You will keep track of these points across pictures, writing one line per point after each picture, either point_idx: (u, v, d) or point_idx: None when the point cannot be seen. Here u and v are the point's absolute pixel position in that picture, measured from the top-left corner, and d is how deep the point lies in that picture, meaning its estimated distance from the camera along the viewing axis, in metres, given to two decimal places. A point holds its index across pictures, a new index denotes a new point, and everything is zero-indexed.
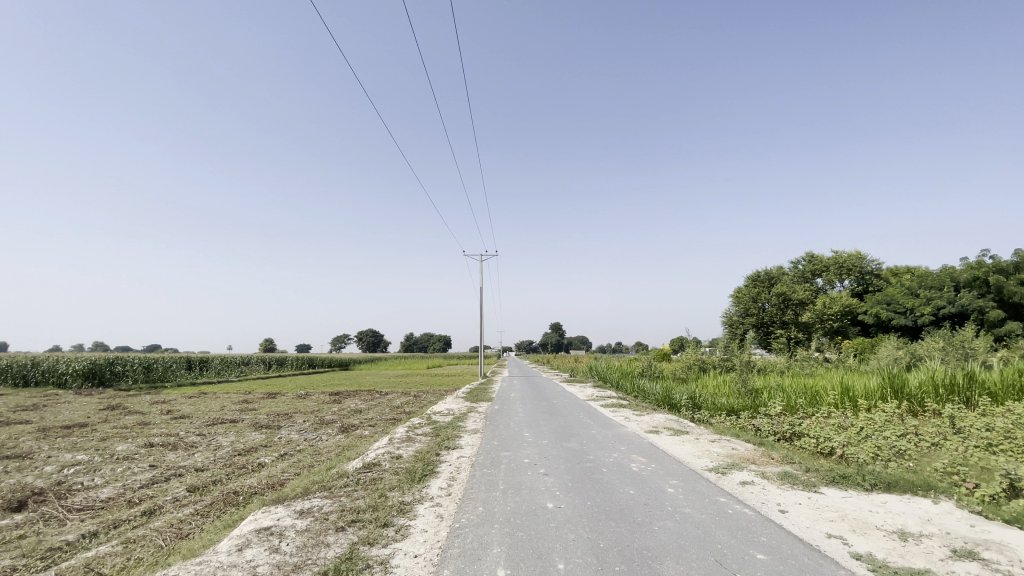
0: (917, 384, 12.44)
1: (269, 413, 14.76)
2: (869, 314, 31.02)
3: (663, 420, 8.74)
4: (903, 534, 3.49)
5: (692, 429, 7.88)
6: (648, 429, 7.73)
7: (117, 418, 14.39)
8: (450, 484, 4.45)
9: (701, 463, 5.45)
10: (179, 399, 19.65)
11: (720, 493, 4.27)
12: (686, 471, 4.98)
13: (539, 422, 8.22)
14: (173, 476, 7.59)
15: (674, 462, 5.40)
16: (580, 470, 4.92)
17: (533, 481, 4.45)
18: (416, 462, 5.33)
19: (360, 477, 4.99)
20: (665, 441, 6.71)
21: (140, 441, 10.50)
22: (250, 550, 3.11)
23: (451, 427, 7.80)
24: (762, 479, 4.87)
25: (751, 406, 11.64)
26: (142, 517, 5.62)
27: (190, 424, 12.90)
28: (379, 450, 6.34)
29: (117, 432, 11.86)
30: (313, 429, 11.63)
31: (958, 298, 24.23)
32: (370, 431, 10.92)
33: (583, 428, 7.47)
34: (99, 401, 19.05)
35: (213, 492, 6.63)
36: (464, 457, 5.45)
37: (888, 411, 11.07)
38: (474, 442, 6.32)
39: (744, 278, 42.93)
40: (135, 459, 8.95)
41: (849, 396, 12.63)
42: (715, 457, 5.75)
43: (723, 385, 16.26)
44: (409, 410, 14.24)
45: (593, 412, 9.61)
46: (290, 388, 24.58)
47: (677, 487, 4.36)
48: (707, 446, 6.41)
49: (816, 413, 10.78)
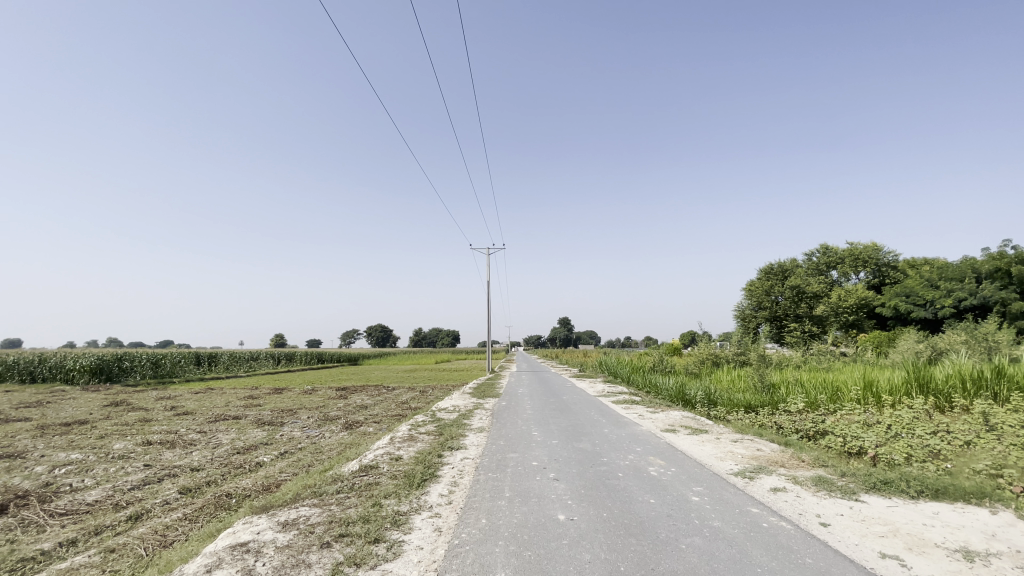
0: (943, 378, 11.84)
1: (273, 410, 14.52)
2: (887, 307, 30.14)
3: (679, 417, 8.33)
4: (968, 554, 3.01)
5: (711, 427, 7.42)
6: (664, 428, 7.27)
7: (120, 415, 14.22)
8: (451, 491, 4.04)
9: (726, 467, 4.99)
10: (184, 395, 19.61)
11: (751, 502, 3.83)
12: (710, 477, 4.53)
13: (548, 420, 7.76)
14: (166, 477, 7.34)
15: (696, 465, 4.96)
16: (593, 475, 4.50)
17: (542, 488, 4.05)
18: (416, 465, 4.92)
19: (355, 481, 4.60)
20: (684, 441, 6.24)
21: (139, 439, 10.32)
22: (219, 572, 2.74)
23: (456, 425, 7.42)
24: (796, 485, 4.40)
25: (769, 403, 11.16)
26: (125, 523, 5.48)
27: (191, 421, 12.67)
28: (378, 450, 5.95)
29: (117, 429, 11.72)
30: (317, 426, 11.36)
31: (979, 289, 23.37)
32: (374, 428, 10.61)
33: (595, 427, 7.03)
34: (104, 397, 19.05)
35: (205, 494, 6.35)
36: (468, 459, 5.05)
37: (915, 408, 10.50)
38: (479, 443, 5.92)
39: (757, 271, 42.13)
40: (131, 458, 8.73)
41: (872, 391, 12.10)
42: (739, 460, 5.29)
43: (739, 380, 15.74)
44: (414, 407, 13.87)
45: (605, 409, 9.16)
46: (296, 383, 24.41)
47: (703, 495, 3.92)
48: (729, 447, 5.94)
49: (837, 410, 10.28)
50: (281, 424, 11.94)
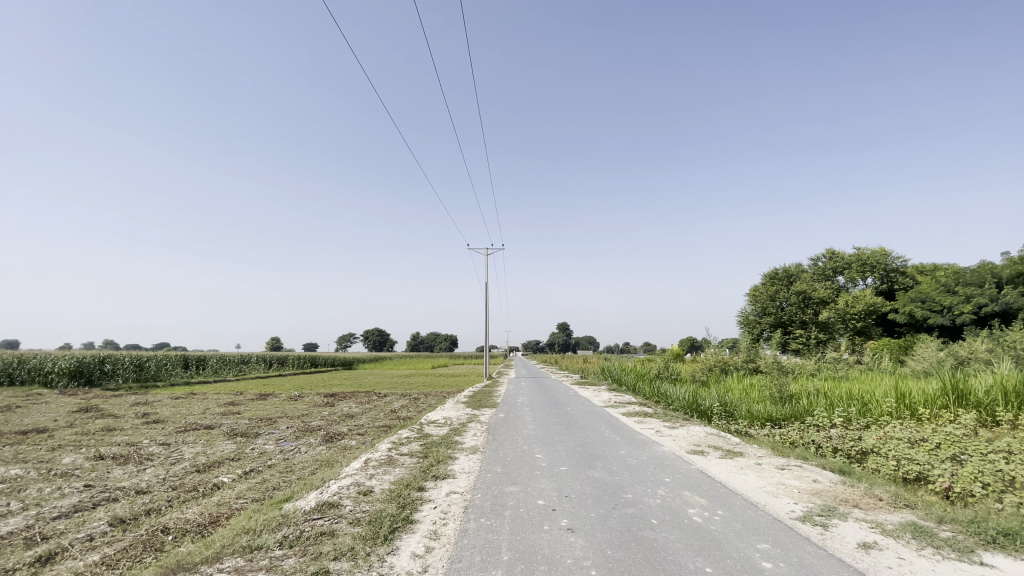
0: (983, 390, 10.72)
1: (251, 418, 13.37)
2: (902, 312, 28.97)
3: (703, 435, 7.23)
4: None
5: (744, 448, 6.33)
6: (690, 448, 6.18)
7: (84, 422, 13.04)
8: (429, 549, 2.95)
9: (785, 508, 3.87)
10: (163, 401, 18.39)
11: (850, 572, 2.76)
12: (775, 526, 3.45)
13: (552, 438, 6.65)
14: (104, 503, 6.22)
15: (746, 505, 3.87)
16: (619, 522, 3.40)
17: (553, 545, 2.97)
18: (388, 505, 3.81)
19: (304, 528, 3.48)
20: (718, 468, 5.13)
21: (91, 452, 9.16)
22: None
23: (444, 443, 6.31)
24: (888, 540, 3.36)
25: (796, 417, 10.08)
26: (27, 567, 4.36)
27: (158, 430, 11.54)
28: (345, 478, 4.84)
29: (74, 440, 10.52)
30: (295, 438, 10.24)
31: (1001, 295, 22.26)
32: (358, 442, 9.53)
33: (608, 448, 5.93)
34: (76, 401, 17.80)
35: (140, 529, 5.25)
36: (456, 497, 3.95)
37: (960, 424, 9.37)
38: (470, 470, 4.82)
39: (762, 276, 40.73)
40: (73, 476, 7.59)
41: (905, 403, 11.02)
42: (799, 496, 4.19)
43: (754, 390, 14.60)
44: (405, 417, 12.74)
45: (616, 424, 8.06)
46: (285, 389, 23.24)
47: (778, 560, 2.84)
48: (777, 476, 4.84)
49: (874, 426, 9.20)
50: (257, 435, 10.80)
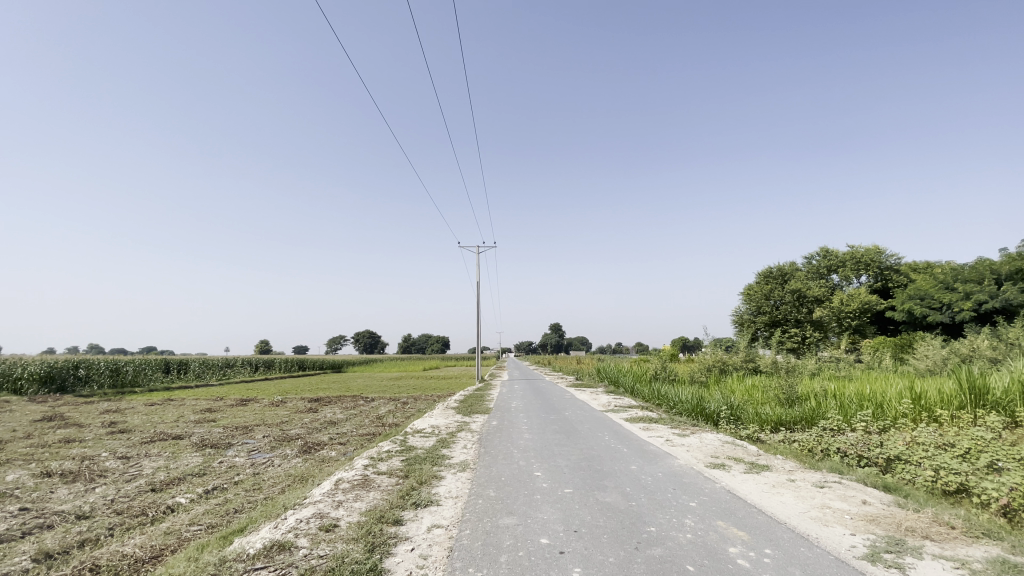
0: (1002, 390, 10.10)
1: (225, 427, 12.48)
2: (899, 311, 28.62)
3: (717, 444, 6.48)
4: None
5: (768, 461, 5.60)
6: (709, 461, 5.44)
7: (42, 433, 12.06)
8: None
9: (844, 543, 3.14)
10: (135, 408, 17.38)
11: None
12: (843, 573, 2.71)
13: (551, 451, 5.89)
14: (31, 533, 5.34)
15: (798, 541, 3.13)
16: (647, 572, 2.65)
17: None
18: (355, 547, 3.04)
19: None
20: (748, 487, 4.40)
21: (38, 468, 8.26)
22: None
23: (428, 459, 5.52)
24: None
25: (809, 423, 9.34)
26: None
27: (121, 442, 10.64)
28: (308, 507, 4.05)
29: (26, 453, 9.61)
30: (269, 449, 9.40)
31: (1000, 292, 21.88)
32: (337, 453, 8.72)
33: (618, 463, 5.18)
34: (42, 410, 16.74)
35: (66, 567, 4.42)
36: (439, 533, 3.19)
37: (983, 425, 8.74)
38: (458, 495, 4.06)
39: (755, 275, 40.33)
40: (10, 497, 6.72)
41: (921, 403, 10.35)
42: (855, 525, 3.45)
43: (759, 392, 13.89)
44: (391, 423, 11.90)
45: (621, 433, 7.28)
46: (269, 394, 22.26)
47: None
48: (818, 497, 4.12)
49: (893, 431, 8.49)
50: (227, 446, 9.92)
